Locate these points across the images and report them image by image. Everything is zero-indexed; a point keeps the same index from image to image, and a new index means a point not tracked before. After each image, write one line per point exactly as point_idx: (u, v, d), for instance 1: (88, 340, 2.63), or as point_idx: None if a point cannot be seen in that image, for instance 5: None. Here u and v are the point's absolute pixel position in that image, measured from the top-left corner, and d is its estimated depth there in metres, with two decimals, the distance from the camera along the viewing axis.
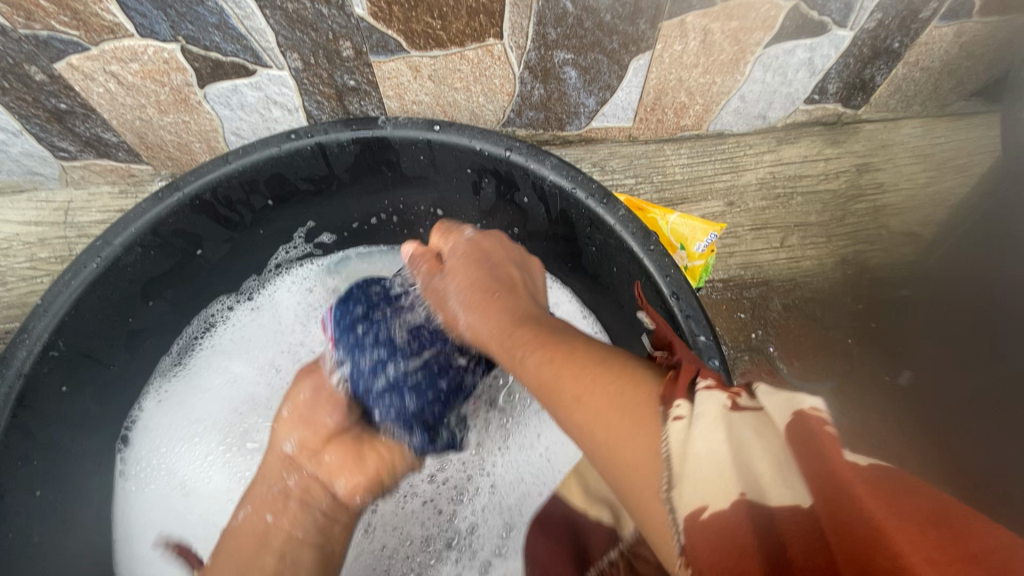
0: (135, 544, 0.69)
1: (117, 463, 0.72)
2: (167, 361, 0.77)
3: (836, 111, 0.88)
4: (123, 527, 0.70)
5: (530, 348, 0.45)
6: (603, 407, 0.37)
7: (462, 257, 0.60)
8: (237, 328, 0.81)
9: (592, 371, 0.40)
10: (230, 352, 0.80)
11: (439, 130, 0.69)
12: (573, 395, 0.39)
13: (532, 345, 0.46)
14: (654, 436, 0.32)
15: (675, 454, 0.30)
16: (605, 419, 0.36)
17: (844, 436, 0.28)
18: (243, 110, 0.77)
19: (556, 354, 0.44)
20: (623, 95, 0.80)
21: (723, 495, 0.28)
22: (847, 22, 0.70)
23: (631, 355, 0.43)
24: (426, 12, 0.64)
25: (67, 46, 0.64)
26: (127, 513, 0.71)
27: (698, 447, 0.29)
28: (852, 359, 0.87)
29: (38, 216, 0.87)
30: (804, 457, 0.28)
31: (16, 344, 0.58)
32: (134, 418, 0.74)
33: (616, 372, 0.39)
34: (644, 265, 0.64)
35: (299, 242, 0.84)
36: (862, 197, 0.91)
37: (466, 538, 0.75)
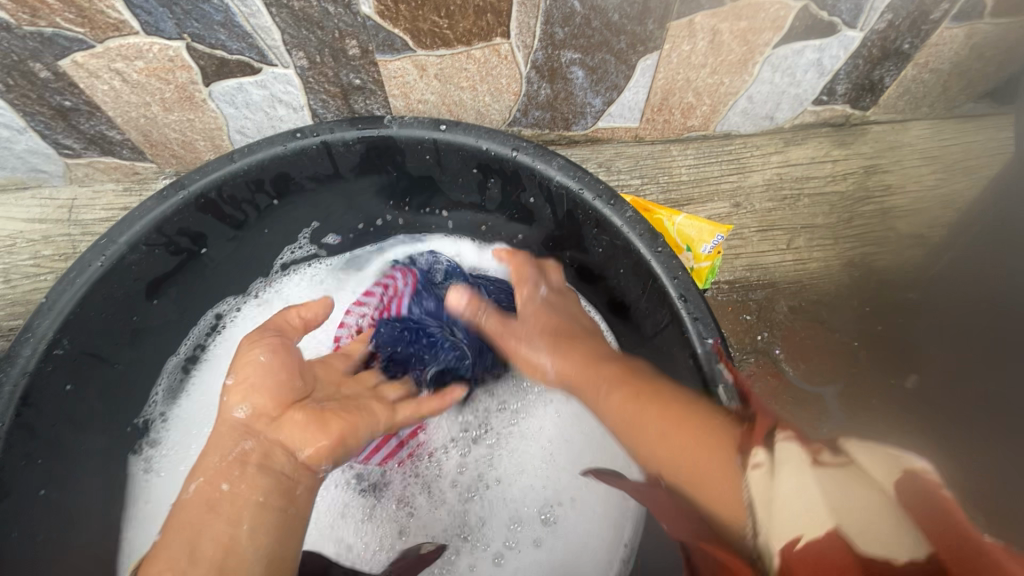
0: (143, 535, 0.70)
1: (139, 448, 0.74)
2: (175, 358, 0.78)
3: (844, 112, 0.87)
4: (144, 509, 0.72)
5: (615, 391, 0.58)
6: (685, 442, 0.49)
7: (543, 310, 0.70)
8: (251, 317, 0.83)
9: (671, 413, 0.52)
10: (234, 343, 0.81)
11: (445, 130, 0.69)
12: (649, 429, 0.52)
13: (619, 394, 0.57)
14: (736, 485, 0.43)
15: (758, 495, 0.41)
16: (684, 452, 0.49)
17: (945, 497, 0.35)
18: (247, 108, 0.77)
19: (643, 408, 0.54)
20: (630, 95, 0.79)
21: (816, 527, 0.37)
22: (857, 23, 0.70)
23: (698, 409, 0.53)
24: (433, 11, 0.63)
25: (72, 43, 0.64)
26: (150, 496, 0.73)
27: (784, 491, 0.40)
28: (859, 363, 0.86)
29: (42, 214, 0.87)
30: (915, 514, 0.35)
31: (20, 342, 0.58)
32: (144, 414, 0.75)
33: (688, 426, 0.50)
34: (651, 267, 0.64)
35: (304, 242, 0.84)
36: (871, 199, 0.91)
37: (474, 534, 0.75)
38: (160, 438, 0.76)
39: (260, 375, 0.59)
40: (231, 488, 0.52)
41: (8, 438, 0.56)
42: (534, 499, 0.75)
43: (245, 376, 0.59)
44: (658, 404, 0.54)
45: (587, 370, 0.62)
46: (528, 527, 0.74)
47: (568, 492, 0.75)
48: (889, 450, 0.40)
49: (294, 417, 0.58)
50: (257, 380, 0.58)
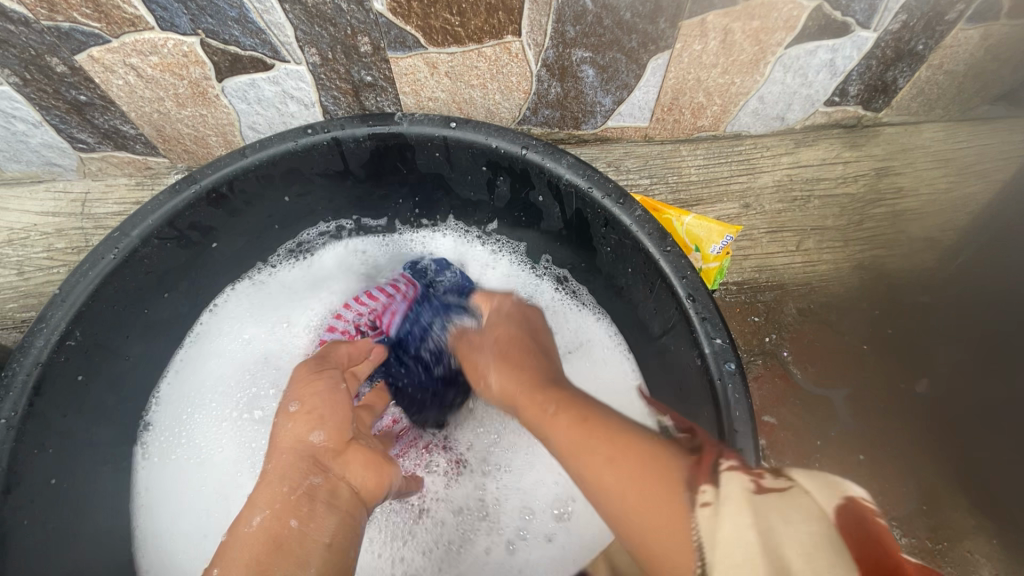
0: (149, 523, 0.72)
1: (138, 434, 0.74)
2: (189, 341, 0.79)
3: (856, 113, 0.87)
4: (144, 496, 0.72)
5: (560, 417, 0.49)
6: (628, 472, 0.41)
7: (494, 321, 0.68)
8: (250, 300, 0.82)
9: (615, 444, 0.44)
10: (246, 323, 0.81)
11: (455, 128, 0.69)
12: (588, 459, 0.44)
13: (561, 419, 0.49)
14: (683, 520, 0.35)
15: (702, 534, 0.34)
16: (625, 487, 0.40)
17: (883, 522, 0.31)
18: (259, 104, 0.77)
19: (587, 434, 0.46)
20: (641, 94, 0.79)
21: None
22: (870, 23, 0.69)
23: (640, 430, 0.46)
24: (445, 8, 0.64)
25: (88, 38, 0.65)
26: (149, 483, 0.73)
27: (726, 534, 0.32)
28: (868, 365, 0.86)
29: (56, 208, 0.88)
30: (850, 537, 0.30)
31: (33, 332, 0.59)
32: (157, 398, 0.75)
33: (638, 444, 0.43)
34: (660, 266, 0.63)
35: (325, 226, 0.84)
36: (881, 202, 0.90)
37: (488, 527, 0.75)
38: (157, 422, 0.75)
39: (327, 405, 0.61)
40: (302, 527, 0.52)
41: (21, 427, 0.57)
42: (547, 490, 0.75)
43: (310, 402, 0.61)
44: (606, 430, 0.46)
45: (529, 391, 0.55)
46: (541, 520, 0.74)
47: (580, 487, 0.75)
48: (830, 475, 0.35)
49: (356, 456, 0.59)
50: (326, 412, 0.60)
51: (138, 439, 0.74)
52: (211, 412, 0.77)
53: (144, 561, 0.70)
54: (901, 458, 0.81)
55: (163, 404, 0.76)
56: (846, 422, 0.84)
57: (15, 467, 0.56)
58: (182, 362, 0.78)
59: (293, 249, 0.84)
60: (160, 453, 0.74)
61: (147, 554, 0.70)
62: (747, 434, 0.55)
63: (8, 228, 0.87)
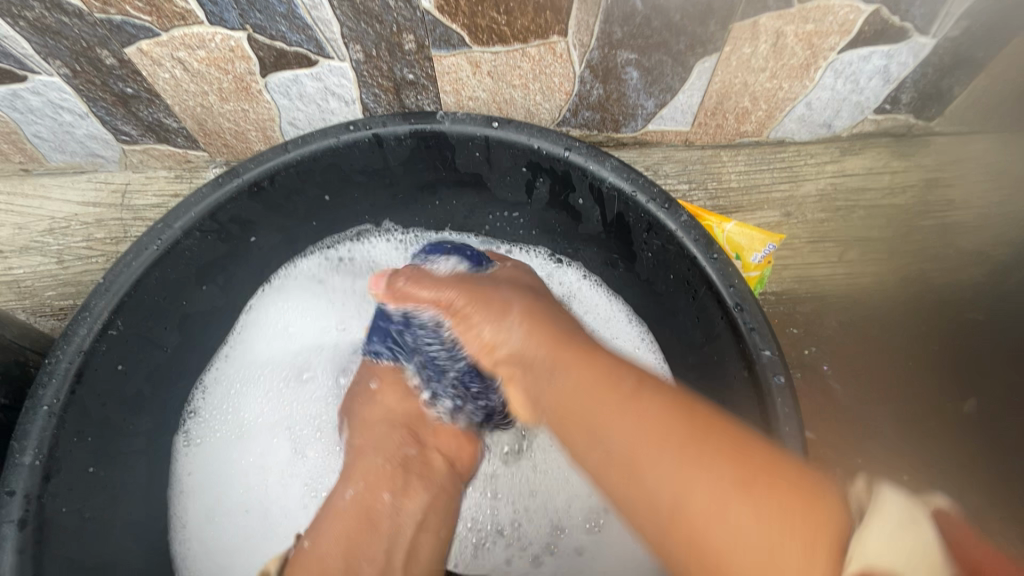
0: (193, 499, 0.73)
1: (182, 420, 0.74)
2: (239, 326, 0.79)
3: (907, 122, 0.84)
4: (186, 481, 0.73)
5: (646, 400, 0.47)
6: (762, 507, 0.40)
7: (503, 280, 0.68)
8: (295, 295, 0.82)
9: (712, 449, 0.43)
10: (293, 321, 0.81)
11: (498, 127, 0.68)
12: (686, 459, 0.43)
13: (645, 397, 0.48)
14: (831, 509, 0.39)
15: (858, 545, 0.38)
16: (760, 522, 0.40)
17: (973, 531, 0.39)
18: (301, 100, 0.77)
19: (677, 423, 0.45)
20: (684, 98, 0.78)
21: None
22: (929, 28, 0.67)
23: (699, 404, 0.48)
24: (492, 7, 0.63)
25: (138, 31, 0.66)
26: (193, 469, 0.74)
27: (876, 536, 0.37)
28: (910, 383, 0.83)
29: (96, 198, 0.89)
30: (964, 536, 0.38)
31: (77, 321, 0.59)
32: (204, 379, 0.77)
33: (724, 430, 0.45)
34: (705, 274, 0.62)
35: (360, 228, 0.84)
36: (930, 214, 0.86)
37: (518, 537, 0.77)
38: (202, 409, 0.76)
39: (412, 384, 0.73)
40: (394, 498, 0.64)
41: (62, 414, 0.57)
42: (580, 504, 0.77)
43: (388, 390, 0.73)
44: (708, 437, 0.44)
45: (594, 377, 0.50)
46: (571, 535, 0.76)
47: None
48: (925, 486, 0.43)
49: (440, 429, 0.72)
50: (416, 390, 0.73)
51: (184, 419, 0.75)
52: (255, 396, 0.78)
53: (183, 546, 0.71)
54: (947, 479, 0.78)
55: (208, 392, 0.77)
56: (889, 441, 0.81)
57: (55, 454, 0.56)
58: (227, 355, 0.78)
59: (336, 261, 0.83)
60: (204, 439, 0.75)
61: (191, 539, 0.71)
62: (796, 450, 0.54)
63: (50, 217, 0.88)
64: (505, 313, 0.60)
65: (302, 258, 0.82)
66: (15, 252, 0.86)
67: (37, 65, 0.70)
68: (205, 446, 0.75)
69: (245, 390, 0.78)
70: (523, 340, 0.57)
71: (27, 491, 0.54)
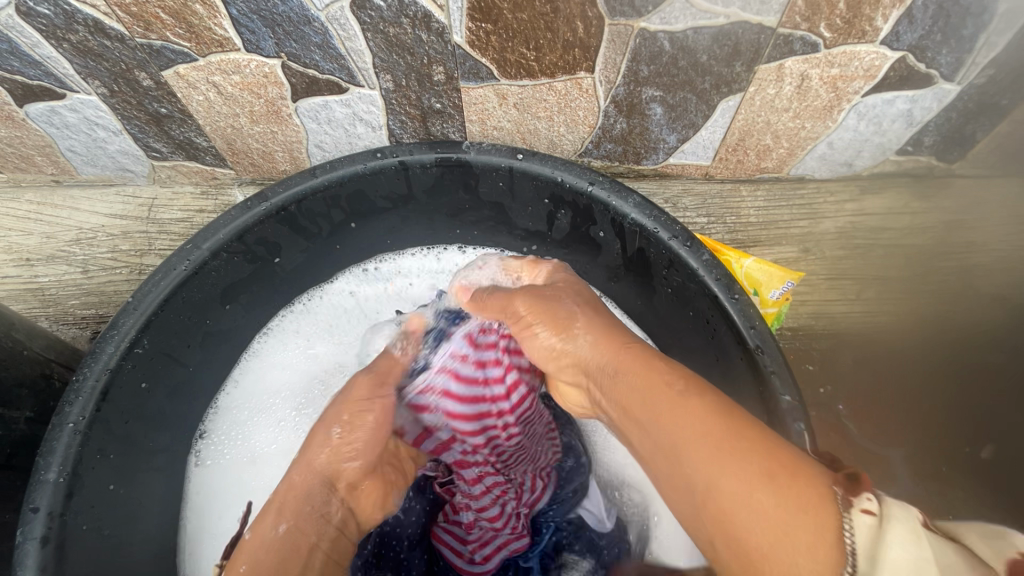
0: (208, 517, 0.73)
1: (193, 442, 0.75)
2: (257, 347, 0.80)
3: (928, 163, 0.84)
4: (195, 500, 0.74)
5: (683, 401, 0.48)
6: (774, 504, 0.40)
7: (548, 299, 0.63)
8: (315, 314, 0.83)
9: (733, 455, 0.43)
10: (315, 339, 0.82)
11: (522, 159, 0.69)
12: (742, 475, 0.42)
13: (683, 413, 0.47)
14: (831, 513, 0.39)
15: (861, 542, 0.37)
16: (786, 521, 0.40)
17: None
18: (329, 125, 0.79)
19: (741, 449, 0.44)
20: (707, 134, 0.79)
21: None
22: (955, 76, 0.68)
23: (733, 424, 0.45)
24: (522, 43, 0.65)
25: (177, 56, 0.68)
26: (200, 487, 0.74)
27: (894, 551, 0.36)
28: (927, 425, 0.82)
29: (124, 211, 0.91)
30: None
31: (105, 339, 0.60)
32: (216, 402, 0.77)
33: (769, 463, 0.43)
34: (726, 314, 0.62)
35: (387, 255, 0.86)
36: (949, 255, 0.86)
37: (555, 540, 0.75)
38: (212, 430, 0.76)
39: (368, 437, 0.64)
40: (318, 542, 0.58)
41: (86, 431, 0.58)
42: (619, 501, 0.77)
43: (355, 434, 0.63)
44: (737, 427, 0.45)
45: (637, 354, 0.55)
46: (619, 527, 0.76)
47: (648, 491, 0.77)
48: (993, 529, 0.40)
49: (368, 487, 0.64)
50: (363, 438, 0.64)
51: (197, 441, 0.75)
52: (268, 412, 0.78)
53: (189, 564, 0.71)
54: None
55: (220, 414, 0.77)
56: (907, 486, 0.79)
57: (78, 471, 0.58)
58: (240, 377, 0.79)
59: (364, 275, 0.85)
60: (213, 459, 0.76)
61: (195, 556, 0.71)
62: None
63: (77, 227, 0.90)
64: (569, 323, 0.60)
65: (335, 280, 0.84)
66: (42, 260, 0.88)
67: (76, 85, 0.72)
68: (215, 465, 0.75)
69: (265, 405, 0.78)
70: (592, 348, 0.58)
71: (51, 508, 0.55)
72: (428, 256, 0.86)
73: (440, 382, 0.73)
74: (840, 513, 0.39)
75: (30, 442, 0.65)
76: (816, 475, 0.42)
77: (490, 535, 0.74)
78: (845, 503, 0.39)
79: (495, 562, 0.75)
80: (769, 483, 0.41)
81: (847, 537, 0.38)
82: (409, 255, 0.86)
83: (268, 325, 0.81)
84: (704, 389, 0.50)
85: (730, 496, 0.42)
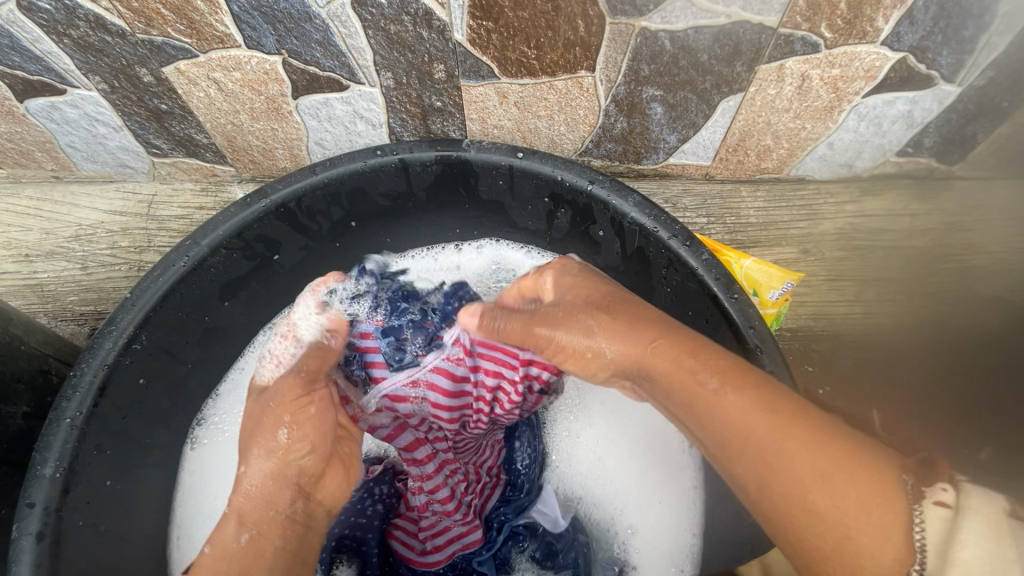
0: (202, 505, 0.74)
1: (190, 429, 0.75)
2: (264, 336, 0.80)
3: (929, 165, 0.84)
4: (188, 481, 0.74)
5: (733, 395, 0.46)
6: (846, 485, 0.41)
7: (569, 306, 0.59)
8: None
9: (793, 455, 0.43)
10: None
11: (522, 157, 0.69)
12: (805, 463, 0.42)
13: (735, 405, 0.46)
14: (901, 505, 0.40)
15: (934, 538, 0.39)
16: (860, 508, 0.40)
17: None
18: (329, 122, 0.79)
19: (806, 439, 0.43)
20: (707, 134, 0.79)
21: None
22: (956, 77, 0.68)
23: (794, 413, 0.45)
24: (523, 41, 0.65)
25: (178, 52, 0.68)
26: (196, 472, 0.75)
27: (966, 544, 0.37)
28: (926, 428, 0.82)
29: (124, 207, 0.91)
30: None
31: (102, 334, 0.60)
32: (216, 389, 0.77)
33: (839, 451, 0.42)
34: (725, 313, 0.62)
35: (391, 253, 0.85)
36: (950, 256, 0.86)
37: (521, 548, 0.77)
38: (210, 417, 0.76)
39: (319, 434, 0.60)
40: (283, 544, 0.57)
41: (83, 427, 0.58)
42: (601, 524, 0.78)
43: (304, 431, 0.59)
44: (794, 418, 0.44)
45: (671, 353, 0.51)
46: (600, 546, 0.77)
47: (630, 519, 0.76)
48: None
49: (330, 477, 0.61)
50: (315, 432, 0.60)
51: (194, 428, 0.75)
52: None
53: (181, 540, 0.72)
54: None
55: (220, 399, 0.77)
56: None
57: (75, 467, 0.58)
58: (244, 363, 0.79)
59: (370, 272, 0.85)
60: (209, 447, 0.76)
61: (189, 534, 0.73)
62: None
63: (77, 223, 0.90)
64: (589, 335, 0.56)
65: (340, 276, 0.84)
66: (41, 256, 0.88)
67: (77, 80, 0.72)
68: (211, 448, 0.76)
69: None
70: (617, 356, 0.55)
71: (46, 503, 0.55)
72: (427, 257, 0.86)
73: (429, 375, 0.70)
74: (909, 502, 0.40)
75: (27, 437, 0.65)
76: (882, 464, 0.42)
77: (440, 524, 0.72)
78: (915, 494, 0.40)
79: (446, 554, 0.73)
80: (824, 483, 0.41)
81: (918, 529, 0.39)
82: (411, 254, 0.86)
83: (272, 317, 0.81)
84: (758, 380, 0.47)
85: (794, 494, 0.42)
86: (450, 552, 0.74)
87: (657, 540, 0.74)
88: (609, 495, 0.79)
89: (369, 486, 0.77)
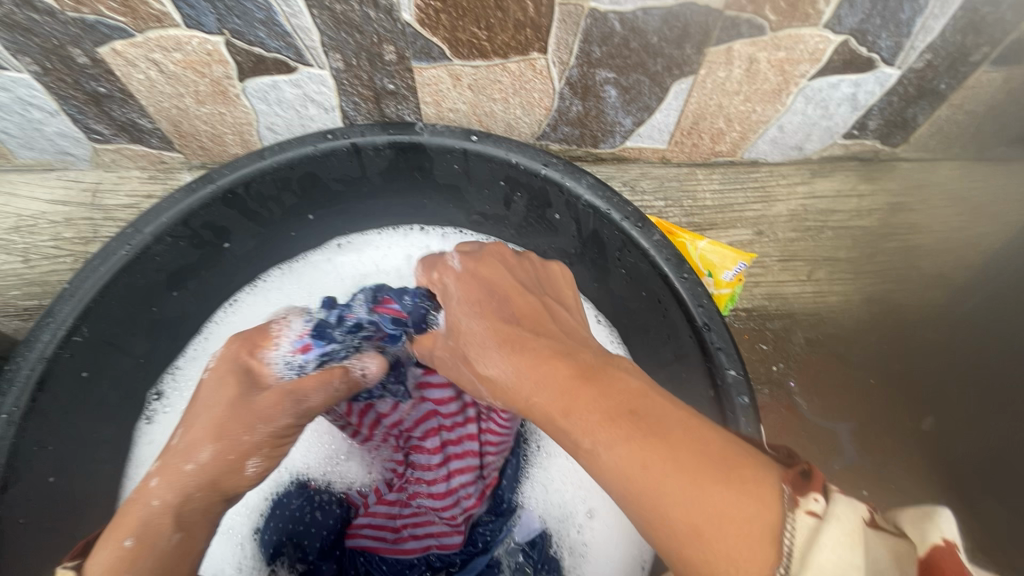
0: None
1: (149, 404, 0.74)
2: (228, 306, 0.80)
3: (874, 147, 0.87)
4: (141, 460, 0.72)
5: (612, 431, 0.45)
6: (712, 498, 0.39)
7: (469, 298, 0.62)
8: (296, 284, 0.83)
9: (671, 481, 0.41)
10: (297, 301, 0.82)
11: (476, 141, 0.68)
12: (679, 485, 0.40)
13: (606, 430, 0.45)
14: (773, 507, 0.39)
15: (800, 541, 0.37)
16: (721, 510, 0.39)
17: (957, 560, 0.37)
18: (279, 106, 0.77)
19: (680, 461, 0.41)
20: (661, 118, 0.79)
21: None
22: (895, 60, 0.70)
23: (677, 440, 0.43)
24: (473, 22, 0.64)
25: (112, 31, 0.65)
26: (149, 448, 0.73)
27: (824, 555, 0.36)
28: (871, 399, 0.86)
29: (66, 196, 0.87)
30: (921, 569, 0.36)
31: (40, 327, 0.58)
32: (176, 365, 0.76)
33: (714, 470, 0.41)
34: (676, 292, 0.63)
35: (368, 236, 0.85)
36: (893, 236, 0.90)
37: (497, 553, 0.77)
38: (168, 394, 0.75)
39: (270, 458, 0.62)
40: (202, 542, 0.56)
41: (22, 422, 0.56)
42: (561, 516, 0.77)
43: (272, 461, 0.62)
44: (672, 445, 0.42)
45: (561, 385, 0.50)
46: (560, 535, 0.77)
47: (586, 507, 0.76)
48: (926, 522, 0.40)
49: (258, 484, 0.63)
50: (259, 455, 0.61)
51: (148, 405, 0.74)
52: None
53: None
54: (905, 494, 0.81)
55: (177, 376, 0.76)
56: (852, 456, 0.83)
57: (13, 463, 0.56)
58: (207, 339, 0.78)
59: (342, 248, 0.85)
60: (164, 425, 0.74)
61: None
62: None
63: (17, 214, 0.86)
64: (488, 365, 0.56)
65: (314, 252, 0.84)
66: None
67: (4, 61, 0.68)
68: (165, 425, 0.74)
69: None
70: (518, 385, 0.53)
71: None
72: (398, 236, 0.86)
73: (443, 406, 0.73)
74: (783, 514, 0.38)
75: None
76: (757, 477, 0.40)
77: (424, 516, 0.76)
78: (790, 502, 0.39)
79: (423, 544, 0.75)
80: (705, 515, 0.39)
81: (787, 535, 0.37)
82: (386, 233, 0.86)
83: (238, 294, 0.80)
84: (630, 407, 0.46)
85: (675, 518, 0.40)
86: (427, 546, 0.75)
87: (614, 528, 0.74)
88: (572, 491, 0.78)
89: (309, 493, 0.77)
